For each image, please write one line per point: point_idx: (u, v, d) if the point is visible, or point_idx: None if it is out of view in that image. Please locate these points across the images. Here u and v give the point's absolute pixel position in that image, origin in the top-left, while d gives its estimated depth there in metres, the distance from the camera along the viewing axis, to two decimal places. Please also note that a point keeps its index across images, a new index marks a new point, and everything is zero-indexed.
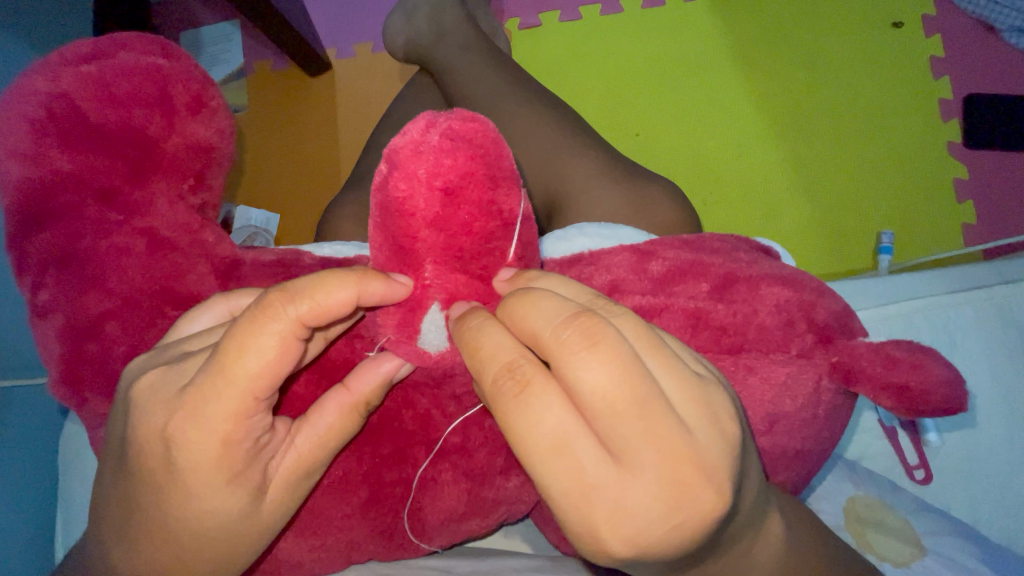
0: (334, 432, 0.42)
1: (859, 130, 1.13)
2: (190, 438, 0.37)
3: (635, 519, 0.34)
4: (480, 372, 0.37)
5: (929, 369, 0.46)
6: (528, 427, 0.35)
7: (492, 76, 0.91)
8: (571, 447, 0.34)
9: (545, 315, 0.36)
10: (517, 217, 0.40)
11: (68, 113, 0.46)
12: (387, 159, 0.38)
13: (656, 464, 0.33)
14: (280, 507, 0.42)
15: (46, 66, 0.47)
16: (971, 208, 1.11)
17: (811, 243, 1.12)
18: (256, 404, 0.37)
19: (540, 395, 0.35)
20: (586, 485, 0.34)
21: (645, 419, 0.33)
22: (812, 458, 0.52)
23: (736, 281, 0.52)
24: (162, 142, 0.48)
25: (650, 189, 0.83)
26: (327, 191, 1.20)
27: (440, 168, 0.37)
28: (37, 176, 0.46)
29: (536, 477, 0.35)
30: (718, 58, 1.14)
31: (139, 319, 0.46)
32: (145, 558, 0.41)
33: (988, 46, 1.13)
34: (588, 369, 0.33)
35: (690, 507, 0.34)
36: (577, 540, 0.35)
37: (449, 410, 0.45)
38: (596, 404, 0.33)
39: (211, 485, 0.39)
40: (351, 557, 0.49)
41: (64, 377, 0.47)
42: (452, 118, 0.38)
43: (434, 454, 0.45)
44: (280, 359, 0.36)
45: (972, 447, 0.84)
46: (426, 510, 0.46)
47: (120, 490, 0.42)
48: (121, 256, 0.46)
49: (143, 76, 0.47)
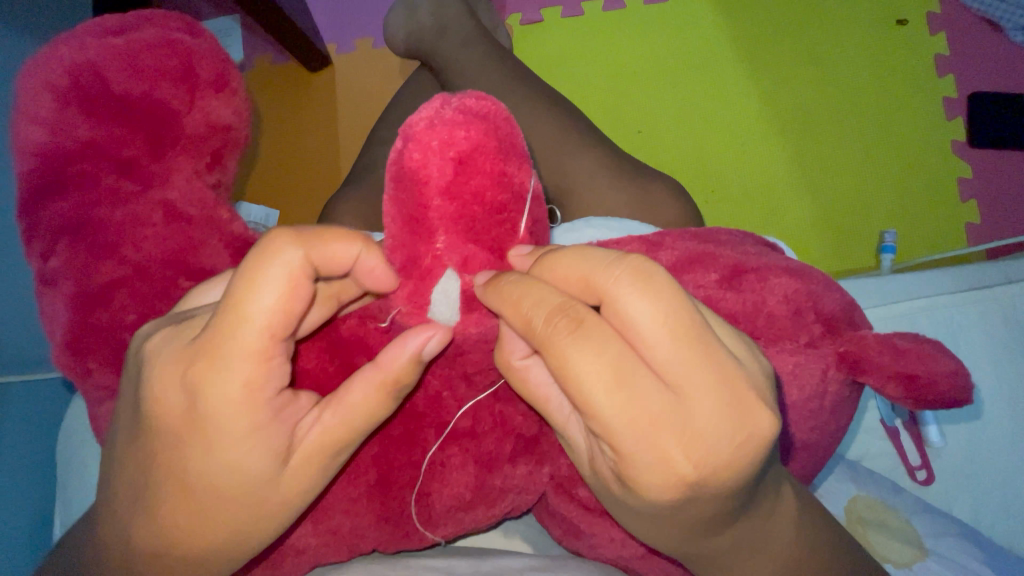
0: (364, 410, 0.41)
1: (864, 126, 1.14)
2: (210, 383, 0.37)
3: (703, 440, 0.35)
4: (529, 320, 0.38)
5: (936, 359, 0.47)
6: (588, 361, 0.35)
7: (496, 71, 0.92)
8: (632, 375, 0.35)
9: (594, 258, 0.38)
10: (528, 191, 0.42)
11: (93, 83, 0.50)
12: (402, 135, 0.41)
13: (715, 383, 0.36)
14: (307, 478, 0.41)
15: (74, 37, 0.52)
16: (975, 207, 1.12)
17: (817, 239, 1.12)
18: (274, 345, 0.37)
19: (595, 329, 0.36)
20: (651, 410, 0.35)
21: (701, 343, 0.36)
22: (816, 451, 0.52)
23: (745, 271, 0.51)
24: (183, 117, 0.52)
25: (651, 187, 0.84)
26: (328, 186, 1.19)
27: (454, 138, 0.39)
28: (57, 145, 0.49)
29: (595, 413, 0.36)
30: (721, 55, 1.15)
31: (149, 288, 0.48)
32: (167, 532, 0.40)
33: (994, 45, 1.14)
34: (644, 298, 0.36)
35: (751, 426, 0.36)
36: (643, 475, 0.36)
37: (460, 392, 0.46)
38: (654, 329, 0.35)
39: (235, 437, 0.38)
40: (355, 546, 0.49)
41: (69, 346, 0.48)
42: (467, 97, 0.41)
43: (443, 437, 0.46)
44: (291, 296, 0.36)
45: (974, 445, 0.84)
46: (433, 496, 0.46)
47: (131, 462, 0.41)
48: (135, 225, 0.49)
49: (170, 52, 0.52)
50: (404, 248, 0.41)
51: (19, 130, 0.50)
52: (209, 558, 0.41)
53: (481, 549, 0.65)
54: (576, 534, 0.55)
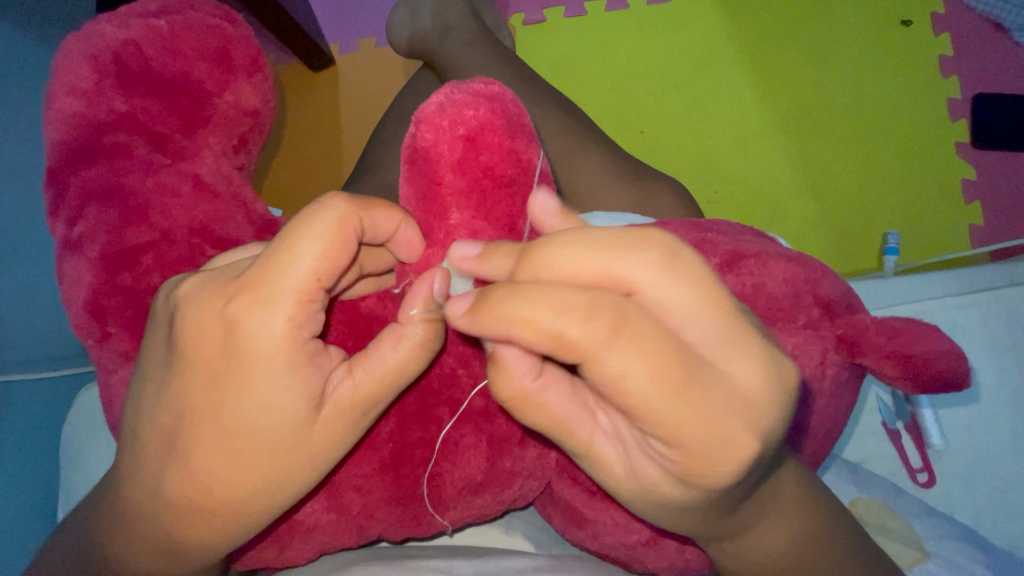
0: (398, 366, 0.42)
1: (869, 126, 1.15)
2: (251, 317, 0.38)
3: (757, 407, 0.37)
4: (560, 332, 0.33)
5: (931, 339, 0.48)
6: (650, 362, 0.33)
7: (504, 68, 0.93)
8: (694, 367, 0.35)
9: (603, 248, 0.35)
10: (535, 168, 0.46)
11: (132, 57, 0.51)
12: (414, 120, 0.45)
13: (753, 349, 0.37)
14: (334, 432, 0.42)
15: (115, 16, 0.53)
16: (979, 208, 1.13)
17: (821, 237, 1.13)
18: (318, 290, 0.38)
19: (644, 326, 0.34)
20: (718, 398, 0.35)
21: (731, 315, 0.37)
22: (816, 438, 0.53)
23: (744, 256, 0.52)
24: (216, 98, 0.53)
25: (654, 184, 0.86)
26: (332, 184, 1.20)
27: (463, 117, 0.43)
28: (91, 115, 0.50)
29: (670, 418, 0.35)
30: (725, 55, 1.16)
31: (176, 255, 0.49)
32: (196, 468, 0.41)
33: (998, 46, 1.15)
34: (681, 275, 0.35)
35: (783, 380, 0.38)
36: (714, 463, 0.37)
37: (474, 370, 0.49)
38: (696, 310, 0.36)
39: (272, 373, 0.39)
40: (364, 527, 0.51)
41: (89, 309, 0.49)
42: (474, 83, 0.46)
43: (457, 416, 0.48)
44: (342, 245, 0.38)
45: (974, 444, 0.85)
46: (445, 476, 0.49)
47: (156, 421, 0.43)
48: (165, 193, 0.50)
49: (207, 34, 0.53)
50: (421, 224, 0.46)
51: (53, 97, 0.51)
52: (230, 503, 0.42)
53: (484, 550, 0.65)
54: (579, 522, 0.55)
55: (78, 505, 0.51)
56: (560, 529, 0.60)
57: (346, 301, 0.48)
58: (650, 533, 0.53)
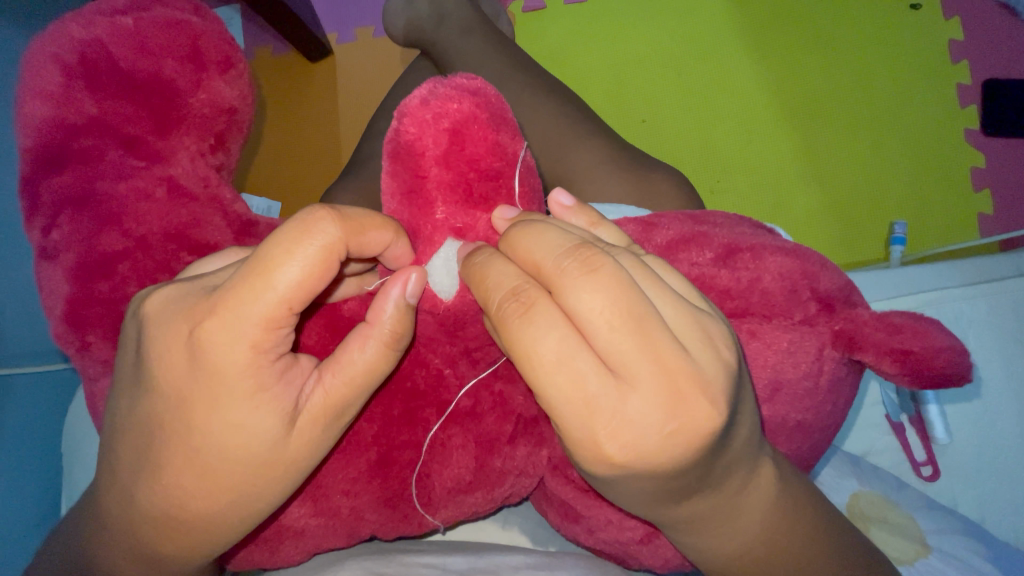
0: (366, 368, 0.42)
1: (870, 112, 1.13)
2: (216, 342, 0.38)
3: (631, 426, 0.35)
4: (488, 300, 0.39)
5: (931, 335, 0.47)
6: (534, 342, 0.36)
7: (499, 55, 0.91)
8: (572, 363, 0.36)
9: (547, 245, 0.38)
10: (518, 161, 0.46)
11: (98, 57, 0.50)
12: (397, 114, 0.44)
13: (652, 378, 0.35)
14: (308, 443, 0.42)
15: (81, 13, 0.51)
16: (988, 198, 1.10)
17: (820, 225, 1.11)
18: (288, 316, 0.38)
19: (542, 311, 0.37)
20: (586, 396, 0.35)
21: (641, 335, 0.35)
22: (813, 434, 0.52)
23: (741, 249, 0.51)
24: (188, 96, 0.52)
25: (655, 176, 0.84)
26: (328, 176, 1.19)
27: (446, 110, 0.43)
28: (60, 119, 0.49)
29: (541, 395, 0.37)
30: (729, 38, 1.14)
31: (153, 262, 0.48)
32: (168, 486, 0.41)
33: (1011, 28, 1.12)
34: (584, 292, 0.36)
35: (688, 416, 0.35)
36: (578, 451, 0.37)
37: (460, 372, 0.48)
38: (594, 321, 0.35)
39: (241, 394, 0.39)
40: (354, 527, 0.50)
41: (67, 318, 0.48)
42: (457, 76, 0.45)
43: (444, 418, 0.47)
44: (318, 272, 0.37)
45: (982, 442, 0.84)
46: (434, 476, 0.48)
47: (132, 434, 0.42)
48: (138, 199, 0.49)
49: (179, 32, 0.52)
50: (405, 221, 0.46)
51: (23, 103, 0.50)
52: (203, 518, 0.42)
53: (481, 545, 0.65)
54: (575, 518, 0.54)
55: (67, 512, 0.51)
56: (555, 525, 0.59)
57: (329, 303, 0.48)
58: (644, 530, 0.52)
